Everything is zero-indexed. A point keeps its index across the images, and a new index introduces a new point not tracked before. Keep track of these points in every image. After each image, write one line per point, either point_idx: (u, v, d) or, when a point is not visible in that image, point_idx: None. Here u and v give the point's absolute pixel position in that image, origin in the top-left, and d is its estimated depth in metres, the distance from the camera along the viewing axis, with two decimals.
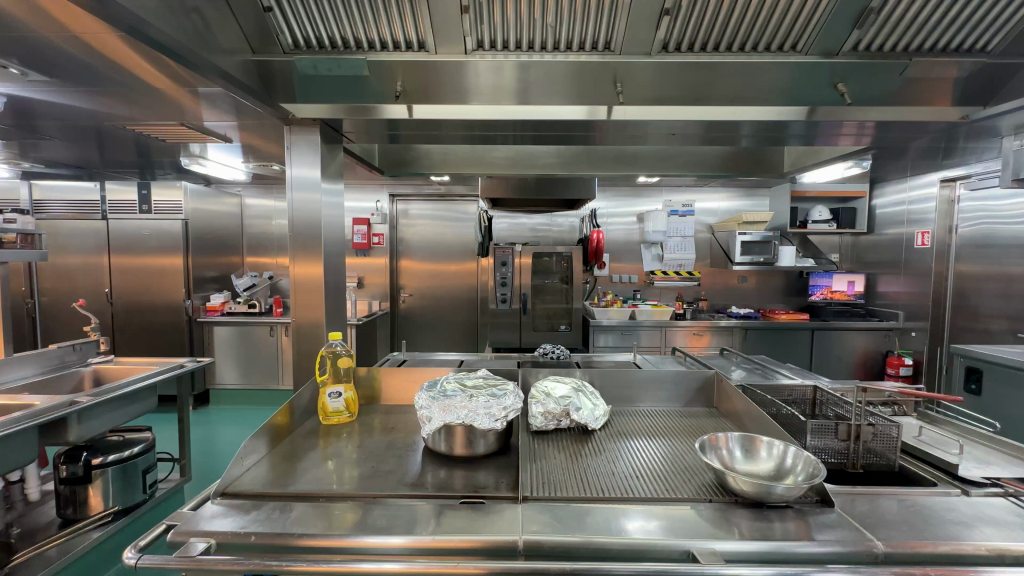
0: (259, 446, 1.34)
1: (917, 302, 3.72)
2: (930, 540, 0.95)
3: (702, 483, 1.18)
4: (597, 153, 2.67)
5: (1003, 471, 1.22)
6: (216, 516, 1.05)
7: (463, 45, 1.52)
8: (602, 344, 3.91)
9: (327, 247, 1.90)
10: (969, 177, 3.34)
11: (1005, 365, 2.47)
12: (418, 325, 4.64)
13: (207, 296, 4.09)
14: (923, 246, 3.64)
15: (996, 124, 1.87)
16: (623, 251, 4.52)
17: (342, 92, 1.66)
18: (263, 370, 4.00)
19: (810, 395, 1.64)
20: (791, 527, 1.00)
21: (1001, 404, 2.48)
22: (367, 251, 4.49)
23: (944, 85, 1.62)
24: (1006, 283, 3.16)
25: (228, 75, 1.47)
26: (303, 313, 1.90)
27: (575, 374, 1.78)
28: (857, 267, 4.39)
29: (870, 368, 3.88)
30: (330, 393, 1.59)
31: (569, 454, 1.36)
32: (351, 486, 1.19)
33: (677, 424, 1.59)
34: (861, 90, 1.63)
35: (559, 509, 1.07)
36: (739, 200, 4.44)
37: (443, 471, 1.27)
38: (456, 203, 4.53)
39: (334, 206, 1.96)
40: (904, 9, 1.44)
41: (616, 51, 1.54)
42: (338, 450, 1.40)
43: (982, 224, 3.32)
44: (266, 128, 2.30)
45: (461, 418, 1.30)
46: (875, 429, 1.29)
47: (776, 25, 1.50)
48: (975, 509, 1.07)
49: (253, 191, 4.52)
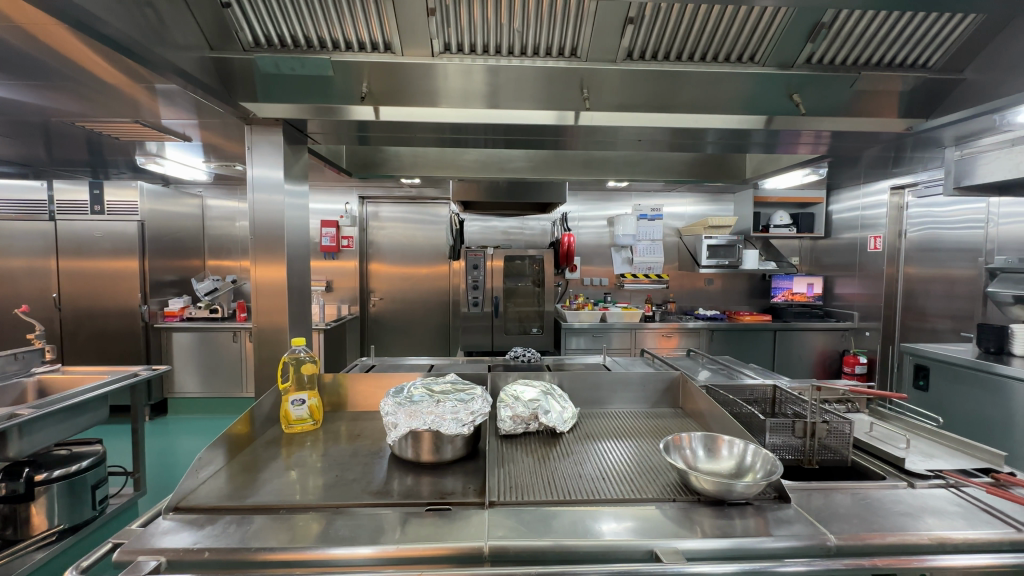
0: (218, 457, 1.29)
1: (871, 303, 3.90)
2: (878, 532, 0.99)
3: (667, 483, 1.20)
4: (567, 157, 2.71)
5: (945, 463, 1.29)
6: (168, 532, 1.00)
7: (430, 47, 1.51)
8: (574, 346, 3.95)
9: (291, 250, 1.85)
10: (917, 185, 3.52)
11: (951, 363, 2.61)
12: (389, 330, 4.57)
13: (165, 301, 3.92)
14: (876, 250, 3.83)
15: (940, 135, 1.97)
16: (593, 254, 4.58)
17: (306, 93, 1.62)
18: (225, 377, 3.86)
19: (769, 395, 1.68)
20: (751, 523, 1.03)
21: (948, 400, 2.62)
22: (336, 254, 4.40)
23: (891, 99, 1.70)
24: (950, 284, 3.35)
25: (186, 73, 1.41)
26: (266, 318, 1.84)
27: (544, 378, 1.79)
28: (815, 269, 4.58)
29: (827, 367, 4.05)
30: (293, 401, 1.54)
31: (538, 457, 1.36)
32: (314, 496, 1.16)
33: (644, 425, 1.61)
34: (816, 101, 1.70)
35: (526, 513, 1.07)
36: (705, 205, 4.58)
37: (410, 478, 1.25)
38: (428, 205, 4.50)
39: (298, 207, 1.91)
40: (852, 24, 1.53)
41: (582, 57, 1.57)
42: (301, 459, 1.36)
43: (927, 229, 3.50)
44: (228, 128, 2.23)
45: (427, 424, 1.28)
46: (829, 426, 1.33)
47: (736, 36, 1.56)
48: (920, 501, 1.12)
49: (215, 191, 4.37)
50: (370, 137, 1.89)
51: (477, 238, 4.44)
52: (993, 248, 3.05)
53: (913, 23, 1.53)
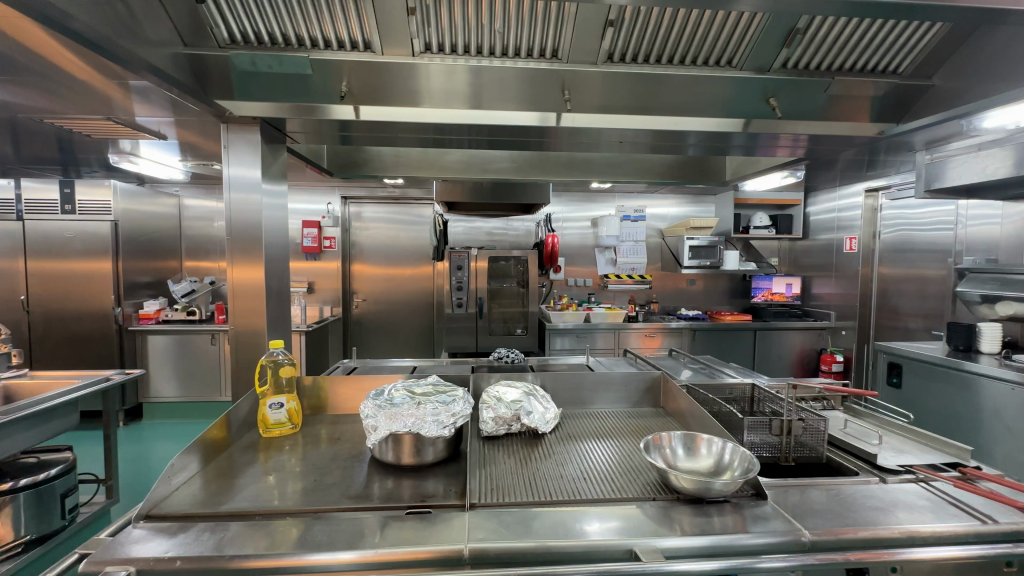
0: (192, 462, 1.26)
1: (847, 303, 4.00)
2: (851, 526, 1.01)
3: (647, 483, 1.21)
4: (550, 158, 2.72)
5: (915, 459, 1.33)
6: (138, 541, 0.97)
7: (410, 47, 1.50)
8: (559, 347, 3.96)
9: (269, 250, 1.82)
10: (890, 188, 3.62)
11: (922, 360, 2.68)
12: (372, 332, 4.53)
13: (139, 303, 3.82)
14: (852, 251, 3.92)
15: (911, 139, 2.03)
16: (578, 254, 4.60)
17: (284, 91, 1.59)
18: (203, 380, 3.78)
19: (748, 393, 1.71)
20: (729, 521, 1.04)
21: (920, 396, 2.69)
22: (318, 255, 4.34)
23: (863, 103, 1.75)
24: (921, 284, 3.45)
25: (158, 70, 1.38)
26: (243, 320, 1.81)
27: (527, 378, 1.80)
28: (793, 269, 4.67)
29: (806, 365, 4.14)
30: (271, 404, 1.51)
31: (519, 458, 1.36)
32: (293, 501, 1.14)
33: (626, 425, 1.62)
34: (791, 105, 1.74)
35: (506, 514, 1.06)
36: (687, 207, 4.64)
37: (391, 481, 1.24)
38: (412, 206, 4.47)
39: (276, 207, 1.87)
40: (826, 30, 1.57)
41: (563, 59, 1.58)
42: (279, 464, 1.34)
43: (900, 231, 3.60)
44: (205, 126, 2.18)
45: (407, 426, 1.27)
46: (805, 424, 1.36)
47: (714, 39, 1.59)
48: (891, 496, 1.15)
49: (192, 191, 4.28)
50: (353, 137, 1.86)
51: (461, 239, 4.42)
52: (962, 248, 3.15)
53: (885, 30, 1.56)
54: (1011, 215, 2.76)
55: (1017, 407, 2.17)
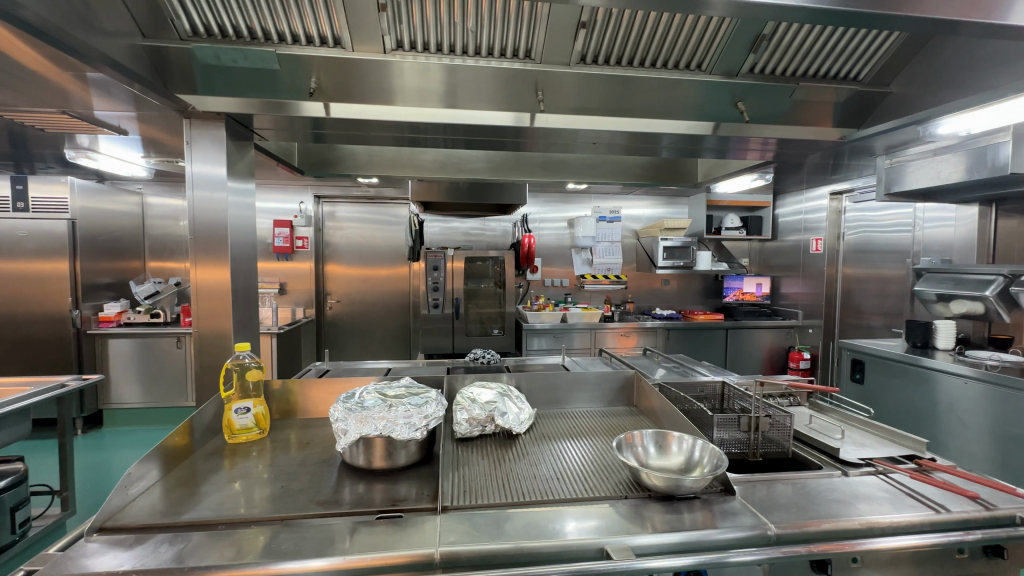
0: (152, 470, 1.21)
1: (814, 302, 4.13)
2: (815, 519, 1.04)
3: (619, 481, 1.23)
4: (525, 158, 2.72)
5: (875, 451, 1.38)
6: (90, 555, 0.92)
7: (382, 44, 1.48)
8: (536, 347, 3.97)
9: (236, 250, 1.77)
10: (853, 191, 3.76)
11: (883, 357, 2.79)
12: (347, 333, 4.46)
13: (99, 305, 3.66)
14: (817, 252, 4.06)
15: (871, 144, 2.11)
16: (554, 255, 4.62)
17: (251, 86, 1.54)
18: (168, 385, 3.64)
19: (718, 391, 1.74)
20: (698, 517, 1.06)
21: (881, 392, 2.80)
22: (290, 255, 4.24)
23: (826, 109, 1.80)
24: (882, 284, 3.59)
25: (116, 62, 1.32)
26: (208, 323, 1.75)
27: (502, 379, 1.79)
28: (763, 269, 4.80)
29: (774, 363, 4.25)
30: (236, 409, 1.46)
31: (493, 459, 1.35)
32: (260, 509, 1.10)
33: (600, 424, 1.63)
34: (758, 109, 1.79)
35: (479, 517, 1.05)
36: (661, 208, 4.71)
37: (362, 486, 1.22)
38: (387, 205, 4.41)
39: (242, 206, 1.82)
40: (790, 37, 1.62)
41: (536, 60, 1.58)
42: (246, 470, 1.30)
43: (862, 232, 3.75)
44: (170, 121, 2.10)
45: (378, 429, 1.24)
46: (772, 420, 1.39)
47: (684, 43, 1.62)
48: (853, 488, 1.19)
49: (156, 188, 4.12)
50: (326, 134, 1.83)
51: (437, 239, 4.39)
52: (919, 249, 3.28)
53: (845, 38, 1.62)
54: (964, 218, 2.91)
55: (970, 401, 2.28)
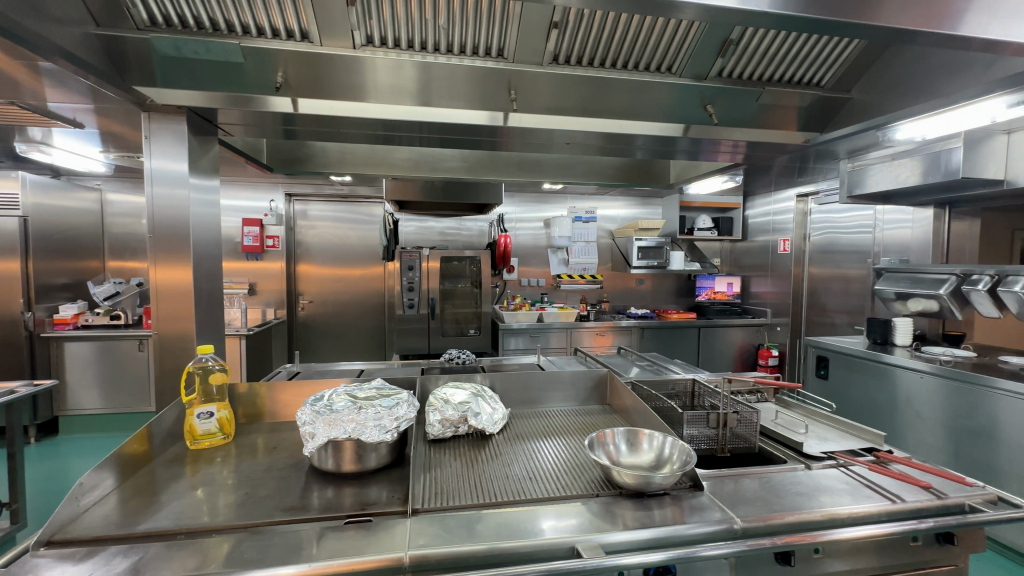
0: (107, 479, 1.16)
1: (782, 301, 4.26)
2: (779, 512, 1.07)
3: (591, 479, 1.24)
4: (500, 158, 2.72)
5: (837, 445, 1.42)
6: (35, 570, 0.87)
7: (351, 39, 1.45)
8: (512, 347, 3.97)
9: (198, 249, 1.71)
10: (818, 194, 3.90)
11: (845, 353, 2.89)
12: (320, 334, 4.37)
13: (54, 307, 3.48)
14: (785, 252, 4.20)
15: (834, 148, 2.18)
16: (531, 254, 4.63)
17: (215, 79, 1.50)
18: (130, 390, 3.50)
19: (689, 388, 1.77)
20: (668, 512, 1.07)
21: (844, 387, 2.90)
22: (259, 255, 4.12)
23: (791, 113, 1.86)
24: (845, 283, 3.73)
25: (68, 52, 1.26)
26: (169, 325, 1.69)
27: (476, 379, 1.78)
28: (734, 269, 4.93)
29: (745, 360, 4.36)
30: (199, 414, 1.41)
31: (466, 460, 1.34)
32: (223, 517, 1.07)
33: (573, 423, 1.64)
34: (727, 112, 1.83)
35: (450, 519, 1.04)
36: (636, 209, 4.78)
37: (331, 490, 1.19)
38: (361, 204, 4.34)
39: (206, 204, 1.76)
40: (756, 42, 1.66)
41: (509, 59, 1.58)
42: (209, 477, 1.25)
43: (827, 233, 3.88)
44: (130, 115, 2.02)
45: (347, 433, 1.22)
46: (739, 416, 1.43)
47: (654, 46, 1.64)
48: (815, 481, 1.23)
49: (116, 185, 3.94)
50: (298, 130, 1.78)
51: (413, 239, 4.34)
52: (879, 249, 3.40)
53: (807, 45, 1.68)
54: (920, 220, 3.02)
55: (926, 395, 2.39)
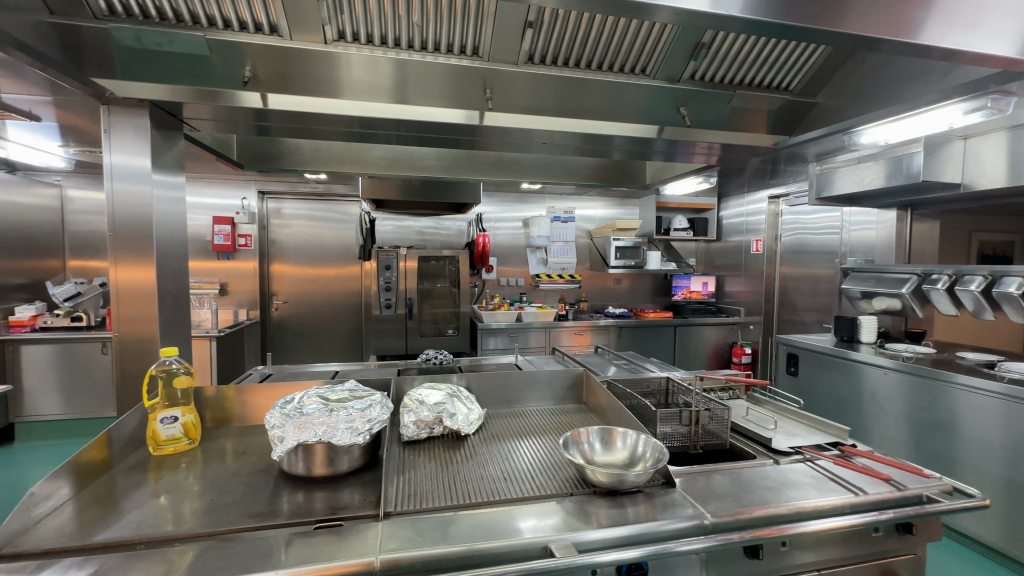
0: (62, 488, 1.11)
1: (755, 299, 4.36)
2: (748, 507, 1.09)
3: (566, 478, 1.24)
4: (478, 157, 2.71)
5: (804, 440, 1.46)
6: None
7: (322, 34, 1.42)
8: (491, 346, 3.97)
9: (162, 249, 1.65)
10: (789, 195, 4.01)
11: (814, 350, 2.98)
12: (295, 335, 4.28)
13: (9, 309, 3.33)
14: (757, 252, 4.30)
15: (803, 151, 2.24)
16: (510, 254, 4.63)
17: (180, 73, 1.45)
18: (93, 394, 3.37)
19: (663, 386, 1.80)
20: (641, 510, 1.09)
21: (813, 383, 2.98)
22: (231, 254, 4.02)
23: (761, 116, 1.90)
24: (814, 282, 3.84)
25: (17, 41, 1.20)
26: (131, 327, 1.63)
27: (452, 380, 1.77)
28: (708, 269, 5.02)
29: (719, 358, 4.45)
30: (162, 419, 1.36)
31: (440, 462, 1.33)
32: (188, 525, 1.03)
33: (550, 423, 1.64)
34: (699, 115, 1.86)
35: (423, 522, 1.03)
36: (614, 209, 4.83)
37: (301, 495, 1.16)
38: (337, 203, 4.26)
39: (170, 201, 1.70)
40: (727, 46, 1.70)
41: (484, 57, 1.57)
42: (174, 483, 1.21)
43: (797, 234, 3.99)
44: (90, 107, 1.94)
45: (318, 435, 1.19)
46: (711, 413, 1.45)
47: (628, 48, 1.66)
48: (783, 476, 1.26)
49: (77, 181, 3.79)
50: (271, 127, 1.74)
51: (390, 238, 4.29)
52: (846, 250, 3.51)
53: (776, 50, 1.73)
54: (885, 221, 3.12)
55: (889, 390, 2.48)
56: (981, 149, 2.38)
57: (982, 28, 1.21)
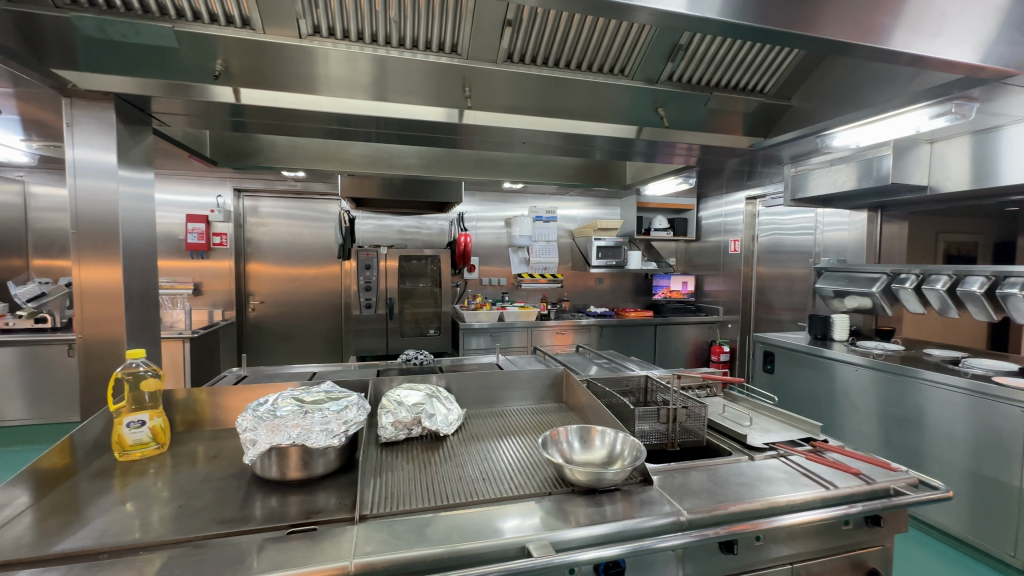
0: (19, 496, 1.06)
1: (733, 299, 4.44)
2: (724, 502, 1.11)
3: (545, 478, 1.24)
4: (458, 155, 2.69)
5: (778, 436, 1.49)
6: None
7: (297, 28, 1.39)
8: (473, 346, 3.95)
9: (130, 247, 1.59)
10: (766, 197, 4.09)
11: (790, 348, 3.04)
12: (272, 336, 4.20)
13: None
14: (735, 252, 4.38)
15: (778, 153, 2.29)
16: (492, 254, 4.62)
17: (148, 65, 1.40)
18: (59, 398, 3.24)
19: (642, 385, 1.81)
20: (619, 507, 1.09)
21: (788, 380, 3.05)
22: (205, 253, 3.92)
23: (737, 119, 1.94)
24: (789, 282, 3.93)
25: None
26: (96, 329, 1.57)
27: (432, 380, 1.76)
28: (688, 268, 5.09)
29: (699, 356, 4.52)
30: (128, 423, 1.32)
31: (418, 463, 1.32)
32: (155, 532, 1.00)
33: (530, 422, 1.64)
34: (677, 116, 1.88)
35: (399, 524, 1.02)
36: (595, 209, 4.86)
37: (274, 499, 1.14)
38: (316, 201, 4.19)
39: (137, 198, 1.64)
40: (703, 48, 1.73)
41: (463, 55, 1.56)
42: (141, 489, 1.17)
43: (773, 234, 4.08)
44: (53, 100, 1.86)
45: (292, 438, 1.17)
46: (688, 411, 1.47)
47: (607, 48, 1.67)
48: (757, 471, 1.28)
49: (42, 177, 3.64)
50: (247, 123, 1.69)
51: (370, 237, 4.24)
52: (820, 250, 3.60)
53: (751, 53, 1.76)
54: (856, 222, 3.22)
55: (861, 387, 2.55)
56: (947, 151, 2.45)
57: (946, 35, 1.25)
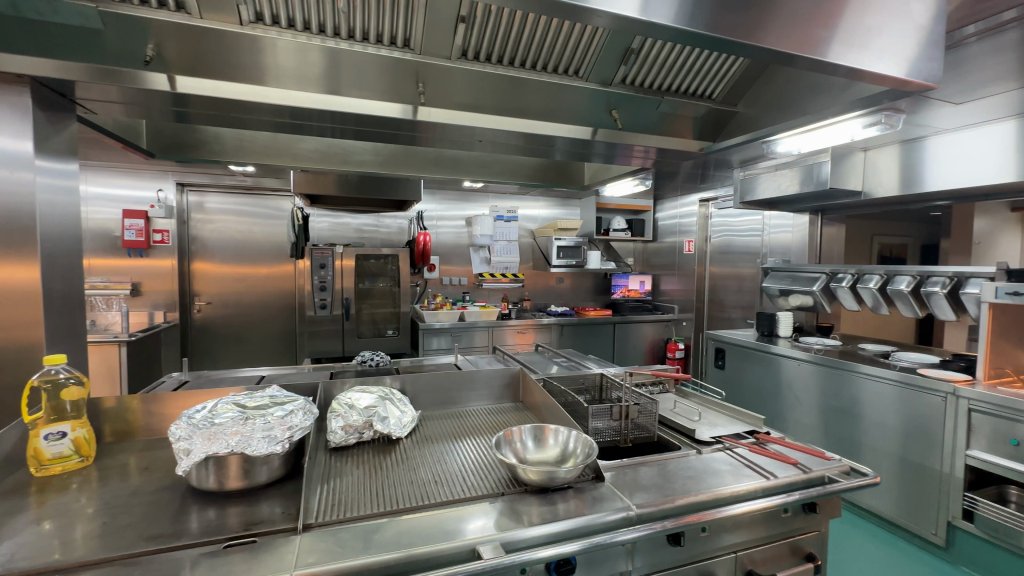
0: None
1: (688, 297, 4.59)
2: (673, 496, 1.14)
3: (498, 479, 1.24)
4: (416, 153, 2.64)
5: (724, 429, 1.55)
6: None
7: (238, 14, 1.31)
8: (433, 347, 3.90)
9: (49, 244, 1.47)
10: (718, 199, 4.25)
11: (739, 344, 3.17)
12: (220, 338, 4.00)
13: None
14: (689, 252, 4.54)
15: (727, 157, 2.38)
16: (452, 254, 4.58)
17: (72, 47, 1.30)
18: None
19: (597, 382, 1.84)
20: (571, 505, 1.10)
21: (738, 375, 3.18)
22: (144, 251, 3.67)
23: (687, 123, 2.00)
24: (739, 281, 4.10)
25: None
26: (8, 333, 1.43)
27: (385, 382, 1.72)
28: (645, 268, 5.22)
29: (655, 354, 4.65)
30: (47, 436, 1.21)
31: (369, 467, 1.28)
32: (77, 552, 0.92)
33: (485, 423, 1.63)
34: (631, 118, 1.92)
35: (345, 531, 0.98)
36: (556, 209, 4.90)
37: (213, 511, 1.08)
38: (267, 197, 4.01)
39: (58, 190, 1.52)
40: (655, 53, 1.77)
41: (415, 49, 1.51)
42: (62, 506, 1.08)
43: (724, 236, 4.24)
44: None
45: (231, 447, 1.11)
46: (640, 408, 1.50)
47: (561, 48, 1.68)
48: (705, 464, 1.32)
49: None
50: (189, 113, 1.60)
51: (326, 235, 4.10)
52: (767, 251, 3.77)
53: (699, 59, 1.82)
54: (799, 224, 3.41)
55: (803, 380, 2.69)
56: (878, 159, 2.62)
57: (874, 49, 1.32)
